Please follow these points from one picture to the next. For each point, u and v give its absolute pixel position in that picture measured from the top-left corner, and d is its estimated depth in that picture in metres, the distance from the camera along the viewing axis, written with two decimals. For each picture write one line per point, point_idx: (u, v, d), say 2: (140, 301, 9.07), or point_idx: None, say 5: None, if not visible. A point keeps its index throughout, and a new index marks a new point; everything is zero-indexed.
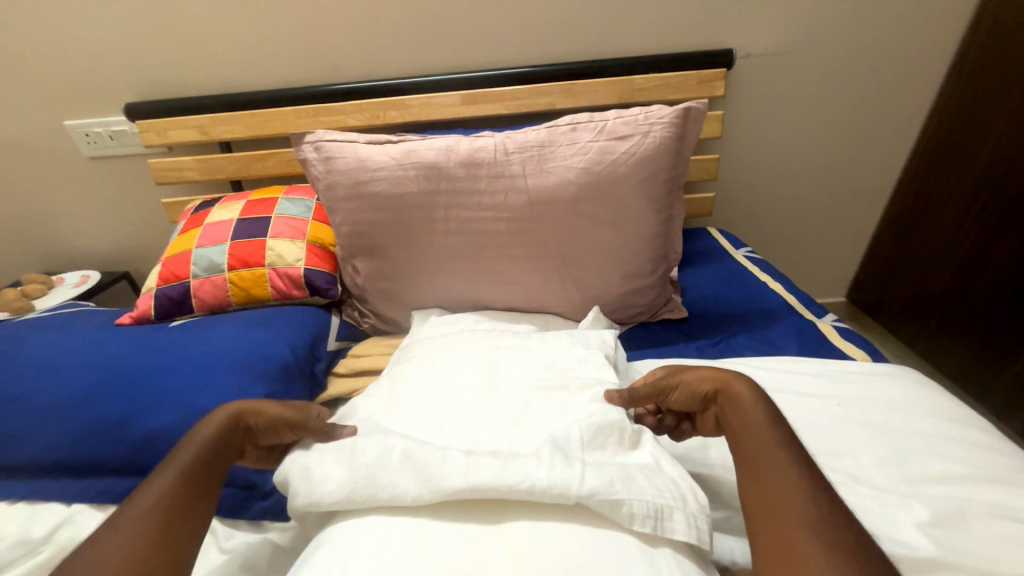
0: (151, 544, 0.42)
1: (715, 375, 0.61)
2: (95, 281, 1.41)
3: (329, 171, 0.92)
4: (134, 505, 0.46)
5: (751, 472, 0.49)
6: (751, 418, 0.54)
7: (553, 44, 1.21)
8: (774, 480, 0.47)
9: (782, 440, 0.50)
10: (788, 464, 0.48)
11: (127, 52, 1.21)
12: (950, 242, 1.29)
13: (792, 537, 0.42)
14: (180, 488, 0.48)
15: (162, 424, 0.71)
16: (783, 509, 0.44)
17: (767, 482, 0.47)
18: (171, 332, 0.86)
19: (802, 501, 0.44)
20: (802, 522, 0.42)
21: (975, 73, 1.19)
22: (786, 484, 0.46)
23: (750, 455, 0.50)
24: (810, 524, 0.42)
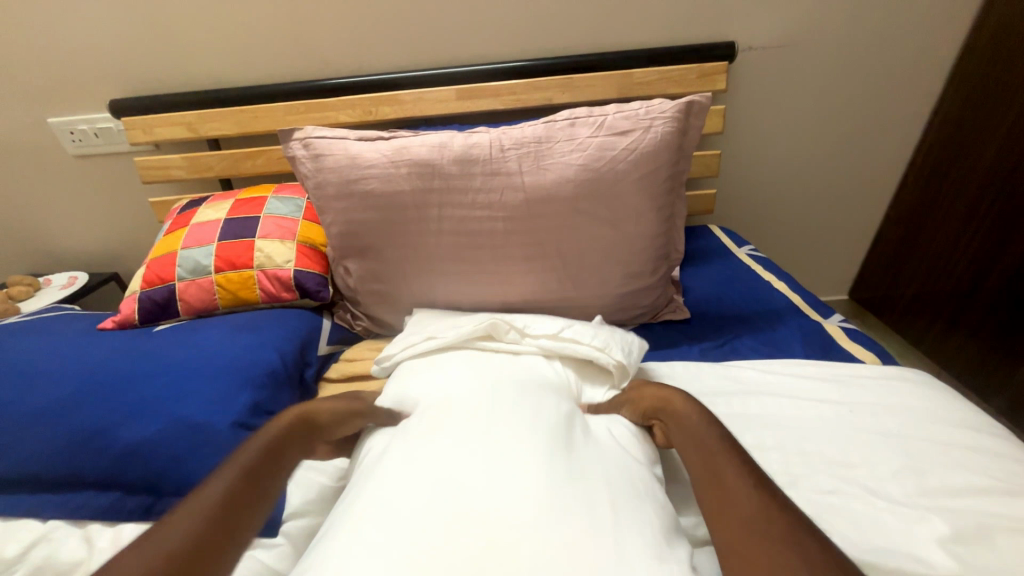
0: (204, 539, 0.41)
1: (658, 391, 0.61)
2: (84, 282, 1.37)
3: (319, 168, 0.88)
4: (197, 499, 0.44)
5: (706, 478, 0.48)
6: (694, 428, 0.54)
7: (550, 36, 1.17)
8: (727, 488, 0.45)
9: (721, 447, 0.50)
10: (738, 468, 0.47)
11: (110, 46, 1.17)
12: (957, 240, 1.26)
13: (748, 544, 0.40)
14: (240, 490, 0.47)
15: (142, 436, 0.68)
16: (731, 516, 0.43)
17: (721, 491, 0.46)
18: (154, 337, 0.83)
19: (752, 506, 0.43)
20: (752, 530, 0.41)
21: (983, 67, 1.16)
22: (733, 489, 0.45)
23: (703, 458, 0.50)
24: (756, 524, 0.41)
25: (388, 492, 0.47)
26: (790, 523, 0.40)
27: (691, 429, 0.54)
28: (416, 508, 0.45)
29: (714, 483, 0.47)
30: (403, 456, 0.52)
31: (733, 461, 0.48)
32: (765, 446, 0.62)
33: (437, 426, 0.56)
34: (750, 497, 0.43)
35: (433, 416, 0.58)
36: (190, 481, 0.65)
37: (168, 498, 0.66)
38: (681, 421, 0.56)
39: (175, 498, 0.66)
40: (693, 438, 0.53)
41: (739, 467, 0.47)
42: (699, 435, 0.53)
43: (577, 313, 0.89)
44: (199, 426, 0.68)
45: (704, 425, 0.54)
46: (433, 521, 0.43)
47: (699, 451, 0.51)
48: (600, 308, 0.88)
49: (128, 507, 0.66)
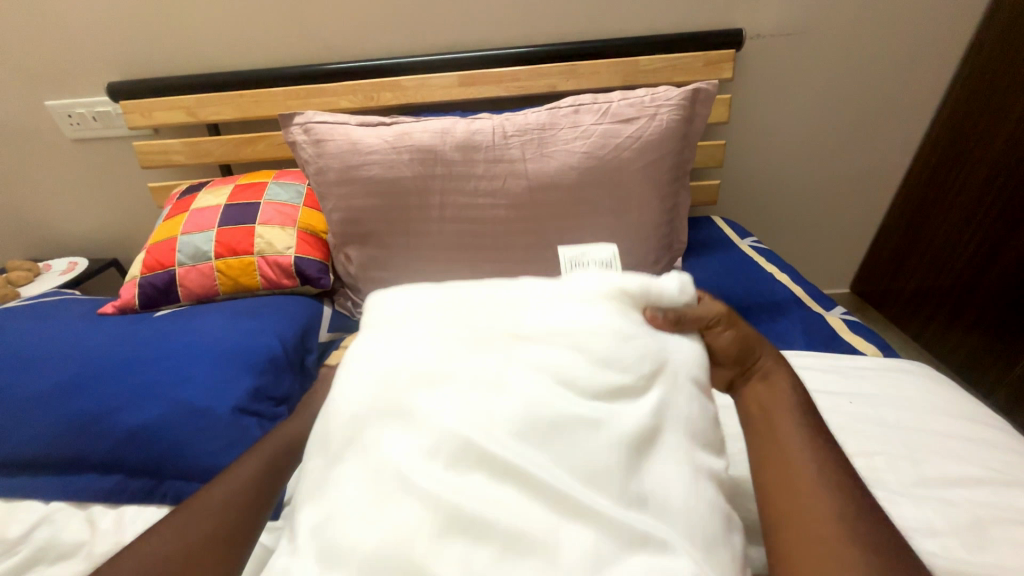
0: (212, 533, 0.46)
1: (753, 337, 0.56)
2: (84, 268, 1.37)
3: (319, 154, 0.87)
4: (208, 496, 0.49)
5: (775, 458, 0.46)
6: (782, 405, 0.50)
7: (554, 22, 1.15)
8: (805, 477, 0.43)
9: (805, 433, 0.47)
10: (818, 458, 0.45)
11: (107, 28, 1.15)
12: (961, 234, 1.26)
13: (815, 539, 0.39)
14: (252, 483, 0.51)
15: (144, 419, 0.68)
16: (803, 507, 0.41)
17: (788, 479, 0.44)
18: (156, 322, 0.83)
19: (831, 507, 0.40)
20: (829, 524, 0.39)
21: (993, 58, 1.14)
22: (807, 480, 0.43)
23: (772, 441, 0.47)
24: (836, 521, 0.39)
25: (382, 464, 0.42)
26: (876, 538, 0.38)
27: (776, 400, 0.51)
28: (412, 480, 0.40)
29: (782, 471, 0.45)
30: (395, 414, 0.45)
31: (817, 454, 0.45)
32: None
33: (433, 372, 0.47)
34: (840, 496, 0.41)
35: (431, 352, 0.49)
36: (193, 465, 0.66)
37: (170, 481, 0.67)
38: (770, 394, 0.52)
39: (177, 482, 0.66)
40: (769, 414, 0.50)
41: (820, 458, 0.45)
42: (779, 412, 0.50)
43: None
44: (201, 410, 0.68)
45: (795, 409, 0.49)
46: (437, 493, 0.39)
47: (769, 430, 0.49)
48: None
49: (131, 489, 0.67)
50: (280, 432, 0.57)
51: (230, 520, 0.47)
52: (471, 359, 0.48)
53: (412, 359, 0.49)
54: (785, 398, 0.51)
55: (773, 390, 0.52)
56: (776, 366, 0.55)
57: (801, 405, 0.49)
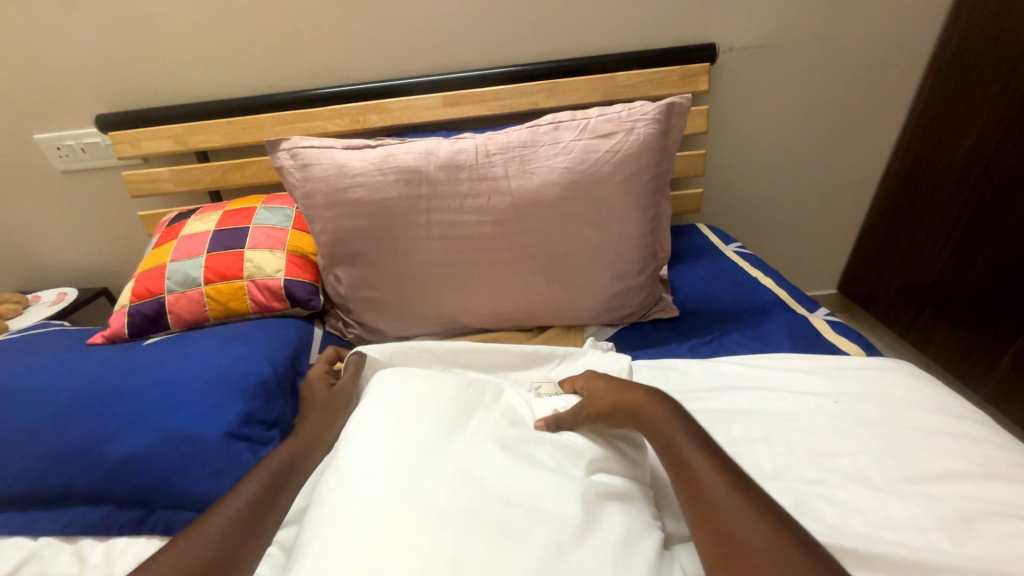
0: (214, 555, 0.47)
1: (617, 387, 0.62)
2: (73, 298, 1.36)
3: (306, 178, 0.89)
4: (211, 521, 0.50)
5: (682, 472, 0.49)
6: (666, 426, 0.54)
7: (534, 42, 1.19)
8: (705, 491, 0.46)
9: (692, 445, 0.51)
10: (716, 469, 0.48)
11: (96, 61, 1.17)
12: (939, 233, 1.29)
13: (735, 540, 0.42)
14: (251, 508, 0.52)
15: (135, 449, 0.67)
16: (716, 511, 0.45)
17: (697, 490, 0.47)
18: (145, 350, 0.83)
19: (735, 509, 0.44)
20: (747, 530, 0.42)
21: (958, 64, 1.19)
22: (708, 484, 0.47)
23: (670, 453, 0.52)
24: (743, 521, 0.43)
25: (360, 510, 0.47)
26: (779, 530, 0.42)
27: (657, 419, 0.56)
28: (391, 515, 0.46)
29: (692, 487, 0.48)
30: (372, 469, 0.51)
31: (712, 461, 0.49)
32: (753, 437, 0.63)
33: (413, 432, 0.55)
34: (735, 498, 0.45)
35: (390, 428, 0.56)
36: (183, 494, 0.65)
37: (160, 511, 0.66)
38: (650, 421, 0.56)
39: (167, 512, 0.66)
40: (659, 430, 0.54)
41: (720, 470, 0.48)
42: (669, 434, 0.53)
43: (567, 314, 0.90)
44: (191, 437, 0.68)
45: (675, 425, 0.54)
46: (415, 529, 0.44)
47: (667, 445, 0.53)
48: (589, 308, 0.89)
49: (120, 521, 0.66)
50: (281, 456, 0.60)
51: (224, 549, 0.48)
52: (448, 422, 0.58)
53: (391, 423, 0.57)
54: (660, 413, 0.56)
55: (651, 412, 0.57)
56: (636, 394, 0.59)
57: (676, 415, 0.55)
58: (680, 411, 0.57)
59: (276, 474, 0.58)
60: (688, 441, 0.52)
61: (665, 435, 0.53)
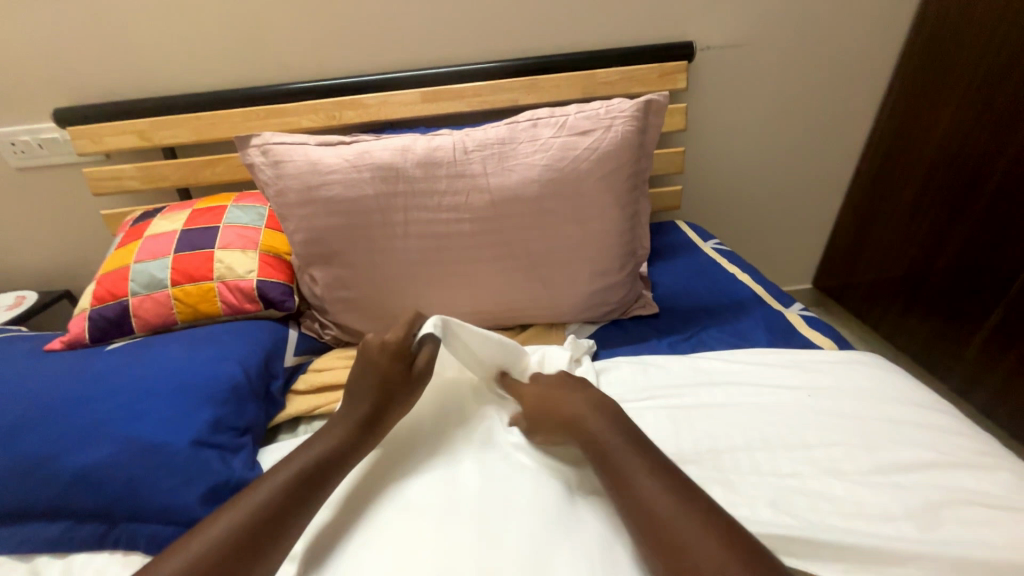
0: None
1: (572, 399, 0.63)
2: (33, 302, 1.29)
3: (279, 175, 0.86)
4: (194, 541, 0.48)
5: (629, 487, 0.51)
6: (616, 447, 0.55)
7: (513, 37, 1.17)
8: (651, 506, 0.48)
9: (641, 465, 0.52)
10: (660, 481, 0.50)
11: (52, 53, 1.11)
12: (908, 228, 1.32)
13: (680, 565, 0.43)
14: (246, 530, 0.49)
15: (94, 460, 0.64)
16: (659, 525, 0.46)
17: (643, 509, 0.48)
18: (108, 355, 0.79)
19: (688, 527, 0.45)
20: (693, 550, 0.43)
21: (925, 65, 1.23)
22: (652, 497, 0.48)
23: (614, 472, 0.53)
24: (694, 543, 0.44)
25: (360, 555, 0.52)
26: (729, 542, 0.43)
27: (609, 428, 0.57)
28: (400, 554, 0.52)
29: (639, 511, 0.48)
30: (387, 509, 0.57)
31: (660, 473, 0.51)
32: (732, 431, 0.63)
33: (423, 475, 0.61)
34: (686, 518, 0.46)
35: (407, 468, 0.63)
36: (148, 506, 0.63)
37: (122, 525, 0.63)
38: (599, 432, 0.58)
39: (130, 525, 0.63)
40: (602, 440, 0.57)
41: (667, 483, 0.49)
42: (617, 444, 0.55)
43: (548, 312, 0.89)
44: (156, 447, 0.65)
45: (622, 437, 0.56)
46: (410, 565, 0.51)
47: (608, 463, 0.54)
48: (570, 306, 0.89)
49: (81, 536, 0.63)
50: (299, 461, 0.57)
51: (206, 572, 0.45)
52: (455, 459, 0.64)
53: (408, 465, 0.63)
54: (604, 423, 0.58)
55: (595, 420, 0.59)
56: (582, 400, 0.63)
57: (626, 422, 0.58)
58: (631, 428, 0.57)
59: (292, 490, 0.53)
60: (637, 454, 0.53)
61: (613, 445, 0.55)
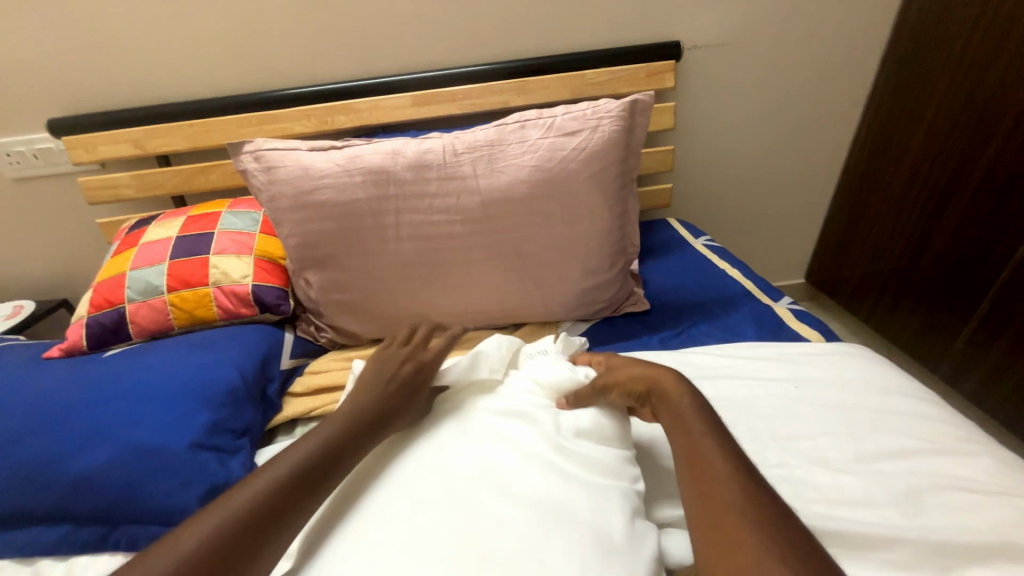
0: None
1: (647, 372, 0.63)
2: (30, 311, 1.30)
3: (271, 181, 0.87)
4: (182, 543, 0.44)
5: (689, 451, 0.51)
6: (683, 412, 0.56)
7: (502, 41, 1.19)
8: (711, 470, 0.48)
9: (704, 431, 0.52)
10: (721, 448, 0.50)
11: (45, 64, 1.12)
12: (896, 221, 1.34)
13: (724, 522, 0.43)
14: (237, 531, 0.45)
15: (94, 464, 0.65)
16: (714, 490, 0.46)
17: (698, 462, 0.49)
18: (106, 361, 0.80)
19: (736, 491, 0.45)
20: (739, 512, 0.43)
21: (910, 60, 1.24)
22: (709, 460, 0.48)
23: (683, 431, 0.53)
24: (739, 505, 0.44)
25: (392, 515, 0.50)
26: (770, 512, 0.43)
27: (677, 405, 0.57)
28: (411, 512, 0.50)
29: (694, 465, 0.49)
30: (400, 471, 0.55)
31: (719, 444, 0.50)
32: None
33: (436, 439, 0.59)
34: (734, 478, 0.46)
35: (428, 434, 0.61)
36: (147, 508, 0.64)
37: (123, 527, 0.64)
38: (672, 407, 0.58)
39: (130, 527, 0.64)
40: (675, 413, 0.57)
41: (724, 450, 0.49)
42: (685, 417, 0.55)
43: (541, 310, 0.91)
44: (154, 450, 0.66)
45: (692, 412, 0.55)
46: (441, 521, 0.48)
47: (681, 426, 0.54)
48: (562, 304, 0.91)
49: (81, 540, 0.64)
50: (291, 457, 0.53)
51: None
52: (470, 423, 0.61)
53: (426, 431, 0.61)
54: (684, 402, 0.57)
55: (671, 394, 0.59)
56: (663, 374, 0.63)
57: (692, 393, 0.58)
58: (697, 396, 0.58)
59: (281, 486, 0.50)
60: (700, 424, 0.53)
61: (681, 418, 0.55)
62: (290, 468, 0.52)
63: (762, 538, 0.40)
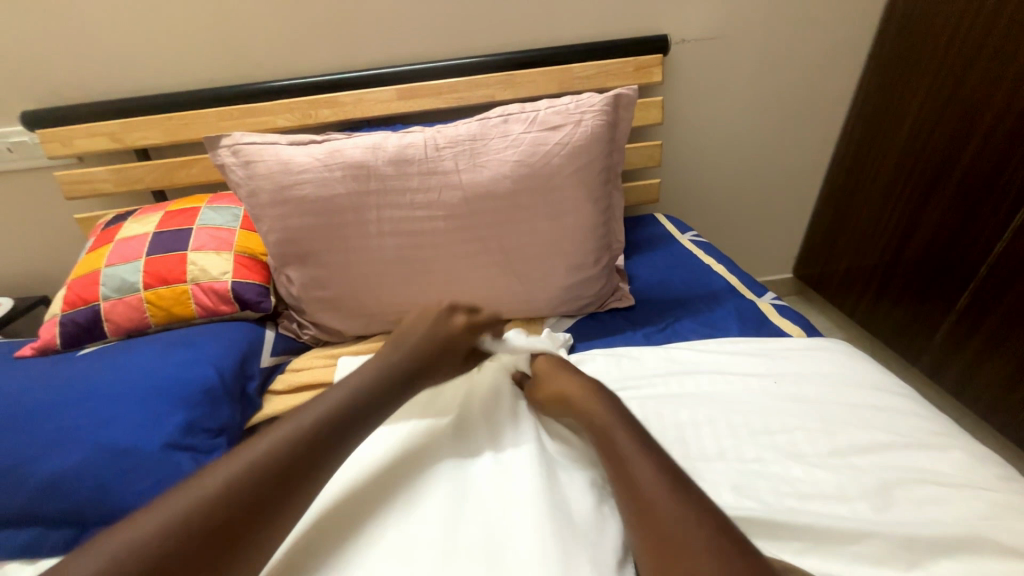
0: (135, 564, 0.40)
1: (570, 385, 0.65)
2: (7, 309, 1.27)
3: (250, 175, 0.85)
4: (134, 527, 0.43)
5: (618, 463, 0.52)
6: (605, 425, 0.57)
7: (488, 33, 1.17)
8: (646, 490, 0.48)
9: (632, 445, 0.53)
10: (645, 462, 0.51)
11: (17, 55, 1.09)
12: (879, 216, 1.35)
13: (669, 538, 0.44)
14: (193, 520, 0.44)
15: (63, 466, 0.64)
16: (651, 512, 0.46)
17: (631, 485, 0.50)
18: (78, 360, 0.78)
19: (673, 507, 0.46)
20: (685, 535, 0.43)
21: (896, 55, 1.24)
22: (639, 478, 0.49)
23: (607, 443, 0.55)
24: (676, 514, 0.45)
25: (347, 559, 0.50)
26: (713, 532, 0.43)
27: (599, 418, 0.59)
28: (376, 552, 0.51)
29: (628, 487, 0.50)
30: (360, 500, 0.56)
31: (646, 455, 0.52)
32: (700, 420, 0.64)
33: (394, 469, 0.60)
34: (666, 494, 0.47)
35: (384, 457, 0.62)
36: (119, 509, 0.63)
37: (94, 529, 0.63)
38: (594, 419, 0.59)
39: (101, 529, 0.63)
40: (598, 425, 0.58)
41: (651, 463, 0.51)
42: (607, 431, 0.56)
43: (525, 306, 0.90)
44: (127, 451, 0.65)
45: (616, 423, 0.57)
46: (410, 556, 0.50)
47: (605, 440, 0.56)
48: (547, 300, 0.90)
49: (51, 542, 0.63)
50: (265, 441, 0.51)
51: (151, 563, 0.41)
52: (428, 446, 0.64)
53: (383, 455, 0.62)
54: (602, 412, 0.59)
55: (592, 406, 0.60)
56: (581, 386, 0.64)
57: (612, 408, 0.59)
58: (615, 406, 0.60)
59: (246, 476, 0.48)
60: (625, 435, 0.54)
61: (603, 431, 0.57)
62: (218, 488, 0.46)
63: (701, 558, 0.41)
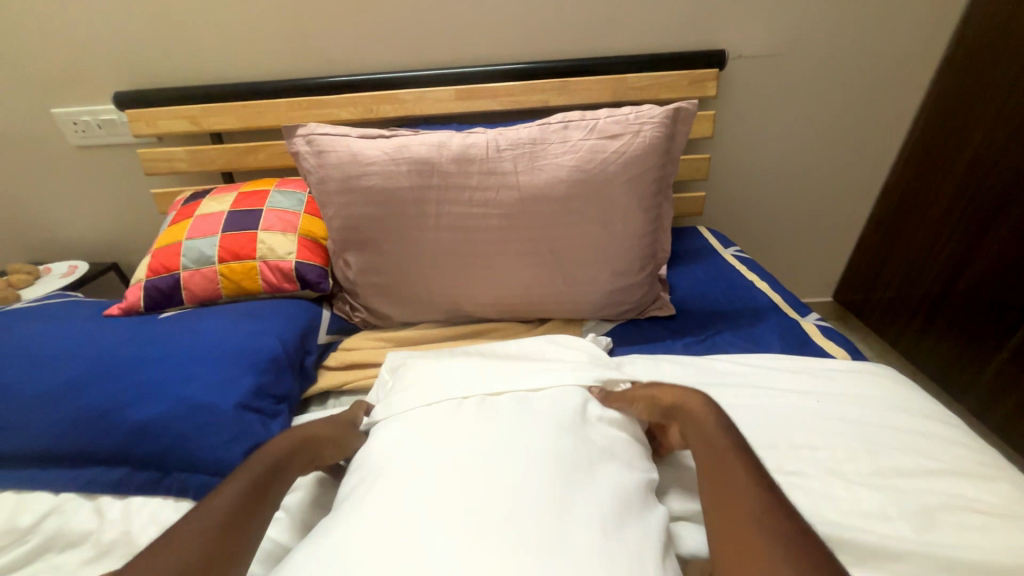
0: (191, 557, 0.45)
1: (677, 393, 0.64)
2: (84, 271, 1.39)
3: (321, 164, 0.92)
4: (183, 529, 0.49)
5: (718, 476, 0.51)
6: (709, 432, 0.57)
7: (547, 40, 1.21)
8: (737, 496, 0.48)
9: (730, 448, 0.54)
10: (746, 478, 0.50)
11: (117, 41, 1.20)
12: (933, 245, 1.31)
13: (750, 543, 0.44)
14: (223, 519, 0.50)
15: (151, 415, 0.71)
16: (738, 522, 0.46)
17: (728, 501, 0.49)
18: (160, 323, 0.86)
19: (756, 507, 0.46)
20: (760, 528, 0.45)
21: (962, 81, 1.21)
22: (741, 488, 0.49)
23: (712, 461, 0.53)
24: (761, 515, 0.46)
25: (377, 507, 0.48)
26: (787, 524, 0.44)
27: (705, 429, 0.57)
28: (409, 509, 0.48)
29: (725, 501, 0.49)
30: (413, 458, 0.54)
31: (747, 465, 0.52)
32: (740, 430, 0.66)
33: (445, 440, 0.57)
34: (768, 510, 0.46)
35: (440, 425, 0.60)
36: (196, 458, 0.69)
37: (174, 473, 0.70)
38: (700, 427, 0.58)
39: (181, 474, 0.69)
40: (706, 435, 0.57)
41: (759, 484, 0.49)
42: (712, 438, 0.55)
43: (567, 307, 0.93)
44: (205, 406, 0.72)
45: (719, 432, 0.56)
46: (429, 517, 0.47)
47: (714, 457, 0.53)
48: (589, 302, 0.93)
49: (137, 481, 0.70)
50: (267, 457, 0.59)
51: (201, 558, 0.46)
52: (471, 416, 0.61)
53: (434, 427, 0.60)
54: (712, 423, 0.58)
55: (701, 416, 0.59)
56: (684, 394, 0.63)
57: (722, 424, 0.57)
58: (723, 417, 0.59)
59: (263, 473, 0.57)
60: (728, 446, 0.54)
61: (706, 437, 0.56)
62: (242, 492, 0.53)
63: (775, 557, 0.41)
